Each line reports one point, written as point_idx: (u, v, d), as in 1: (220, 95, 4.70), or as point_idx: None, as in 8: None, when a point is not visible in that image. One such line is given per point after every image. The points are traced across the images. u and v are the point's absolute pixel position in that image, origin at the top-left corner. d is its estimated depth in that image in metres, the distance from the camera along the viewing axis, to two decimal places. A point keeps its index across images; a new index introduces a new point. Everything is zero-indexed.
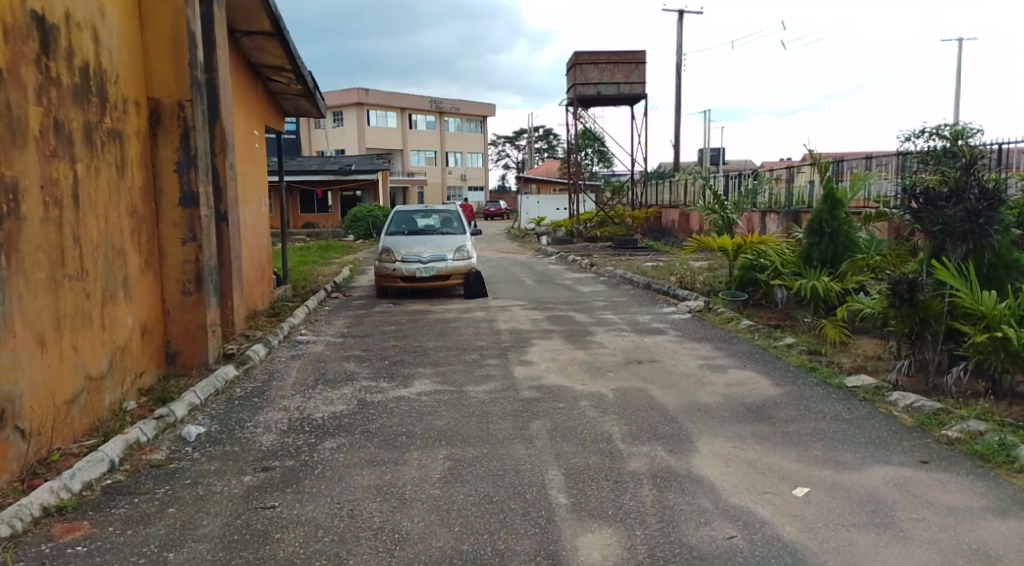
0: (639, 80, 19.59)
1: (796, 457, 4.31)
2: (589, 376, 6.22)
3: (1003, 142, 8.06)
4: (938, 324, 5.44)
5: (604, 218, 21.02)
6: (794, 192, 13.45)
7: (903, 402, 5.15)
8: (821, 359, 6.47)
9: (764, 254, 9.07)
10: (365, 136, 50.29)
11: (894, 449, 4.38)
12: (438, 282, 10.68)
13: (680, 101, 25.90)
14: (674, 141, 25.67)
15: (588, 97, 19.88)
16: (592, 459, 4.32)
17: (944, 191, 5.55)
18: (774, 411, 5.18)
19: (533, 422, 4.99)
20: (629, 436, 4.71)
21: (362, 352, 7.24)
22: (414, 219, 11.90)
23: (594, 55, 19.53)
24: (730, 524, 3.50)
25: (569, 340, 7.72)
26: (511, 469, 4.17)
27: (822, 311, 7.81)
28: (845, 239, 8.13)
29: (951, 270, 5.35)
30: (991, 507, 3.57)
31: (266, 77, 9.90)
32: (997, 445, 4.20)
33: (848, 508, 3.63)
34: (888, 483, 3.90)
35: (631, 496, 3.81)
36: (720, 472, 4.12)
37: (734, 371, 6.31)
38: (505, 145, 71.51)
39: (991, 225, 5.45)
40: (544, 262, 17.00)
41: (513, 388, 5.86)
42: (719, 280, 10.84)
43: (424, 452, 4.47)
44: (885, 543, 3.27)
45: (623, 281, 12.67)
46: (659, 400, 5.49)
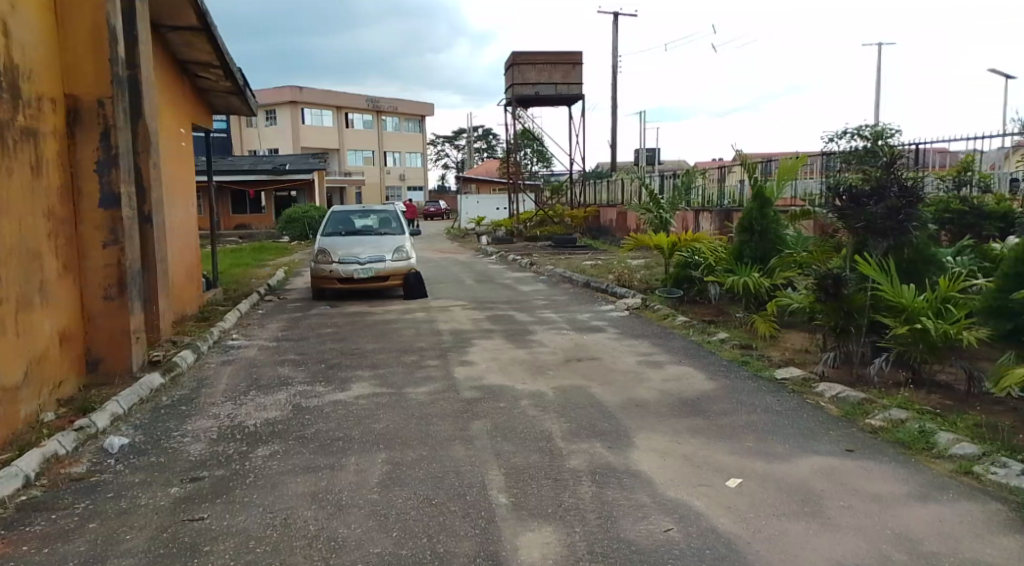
0: (576, 81, 19.80)
1: (729, 449, 4.42)
2: (530, 375, 6.22)
3: (920, 142, 8.41)
4: (862, 318, 5.66)
5: (543, 217, 21.10)
6: (726, 191, 13.84)
7: (830, 393, 5.35)
8: (753, 353, 6.67)
9: (699, 251, 9.27)
10: (300, 135, 49.18)
11: (822, 439, 4.54)
12: (376, 283, 10.52)
13: (616, 101, 26.19)
14: (611, 141, 26.06)
15: (526, 98, 19.93)
16: (532, 458, 4.33)
17: (867, 189, 5.79)
18: (709, 405, 5.30)
19: (473, 423, 4.96)
20: (569, 434, 4.73)
21: (297, 356, 7.06)
22: (351, 219, 11.70)
23: (531, 56, 19.66)
24: (667, 517, 3.56)
25: (509, 339, 7.73)
26: (451, 471, 4.14)
27: (753, 306, 8.03)
28: (774, 236, 8.40)
29: (874, 265, 5.60)
30: (913, 492, 3.74)
31: (193, 73, 9.56)
32: (917, 433, 4.40)
33: (778, 498, 3.74)
34: (817, 472, 4.04)
35: (571, 493, 3.83)
36: (656, 467, 4.19)
37: (670, 367, 6.43)
38: (443, 145, 71.10)
39: (911, 222, 5.71)
40: (485, 262, 16.98)
41: (453, 389, 5.81)
42: (656, 278, 11.05)
43: (361, 456, 4.39)
44: (814, 531, 3.38)
45: (562, 280, 12.76)
46: (599, 397, 5.55)
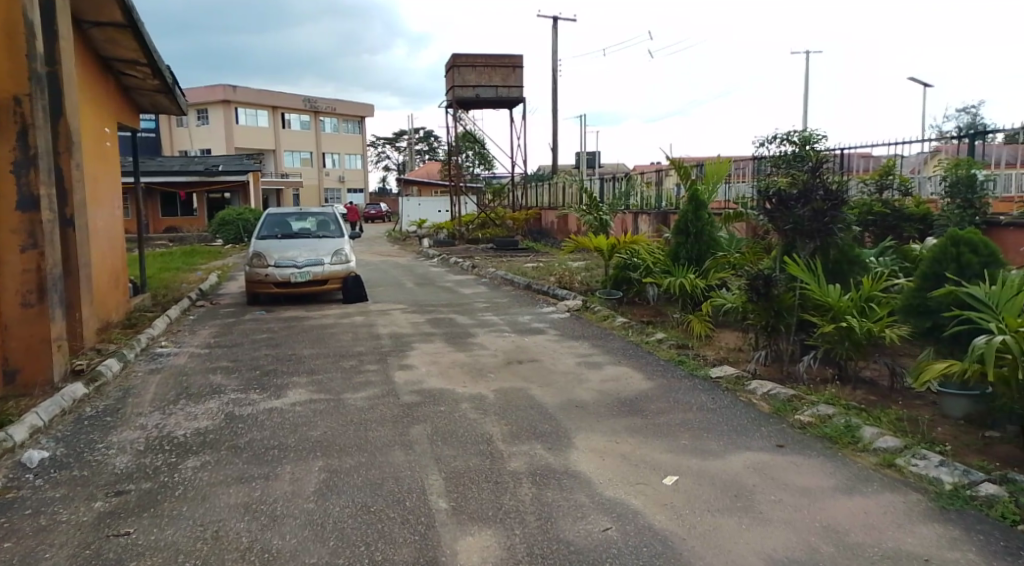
0: (516, 83, 19.89)
1: (665, 447, 4.50)
2: (470, 378, 6.21)
3: (844, 148, 8.76)
4: (791, 317, 5.85)
5: (485, 220, 21.10)
6: (663, 194, 14.13)
7: (761, 390, 5.51)
8: (688, 352, 6.82)
9: (637, 254, 9.42)
10: (234, 135, 47.87)
11: (754, 435, 4.67)
12: (314, 287, 10.32)
13: (556, 104, 26.39)
14: (552, 144, 26.27)
15: (467, 100, 19.89)
16: (473, 461, 4.32)
17: (794, 192, 6.01)
18: (646, 404, 5.39)
19: (413, 427, 4.92)
20: (509, 436, 4.74)
21: (230, 363, 6.86)
22: (287, 222, 11.45)
23: (471, 58, 19.64)
24: (606, 516, 3.60)
25: (451, 342, 7.69)
26: (390, 477, 4.08)
27: (689, 307, 8.21)
28: (708, 238, 8.62)
29: (802, 265, 5.81)
30: (839, 485, 3.89)
31: (118, 71, 9.19)
32: (843, 427, 4.58)
33: (712, 494, 3.83)
34: (749, 467, 4.16)
35: (511, 496, 3.84)
36: (596, 466, 4.23)
37: (609, 367, 6.52)
38: (383, 146, 70.32)
39: (836, 224, 5.95)
40: (426, 264, 16.86)
41: (393, 393, 5.75)
42: (595, 280, 11.19)
43: (297, 465, 4.29)
44: (746, 526, 3.47)
45: (504, 282, 12.79)
46: (539, 399, 5.57)
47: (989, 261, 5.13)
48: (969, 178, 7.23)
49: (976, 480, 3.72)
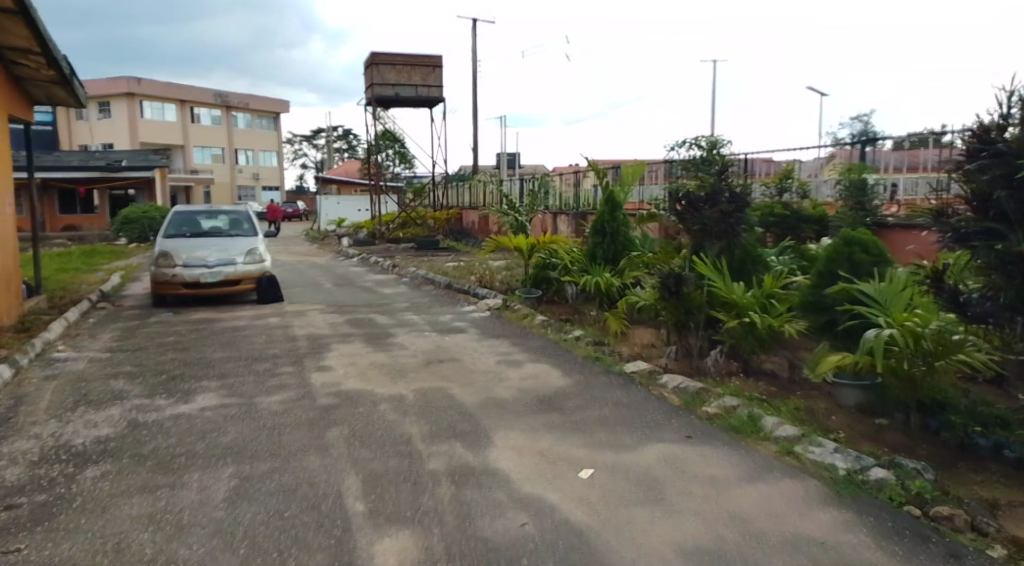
0: (436, 83, 19.81)
1: (582, 442, 4.60)
2: (389, 379, 6.14)
3: (749, 152, 9.16)
4: (699, 314, 6.09)
5: (405, 219, 20.89)
6: (582, 195, 14.37)
7: (672, 384, 5.71)
8: (604, 349, 6.98)
9: (556, 253, 9.54)
10: (139, 129, 45.58)
11: (664, 428, 4.83)
12: (225, 288, 9.96)
13: (476, 104, 26.41)
14: (473, 144, 26.27)
15: (386, 98, 19.64)
16: (391, 462, 4.28)
17: (702, 195, 6.26)
18: (564, 401, 5.49)
19: (329, 430, 4.83)
20: (428, 436, 4.72)
21: (133, 368, 6.53)
22: (196, 220, 11.01)
23: (390, 56, 19.40)
24: (523, 512, 3.65)
25: (369, 343, 7.59)
26: (304, 482, 4.00)
27: (606, 305, 8.40)
28: (623, 238, 8.83)
29: (709, 264, 6.06)
30: (743, 473, 4.08)
31: (8, 60, 8.60)
32: (747, 418, 4.80)
33: (625, 486, 3.94)
34: (660, 459, 4.31)
35: (429, 496, 3.83)
36: (514, 463, 4.28)
37: (528, 365, 6.59)
38: (300, 143, 68.53)
39: (740, 225, 6.24)
40: (345, 264, 16.55)
41: (309, 396, 5.62)
42: (516, 279, 11.28)
43: (206, 472, 4.15)
44: (657, 516, 3.59)
45: (424, 281, 12.71)
46: (458, 398, 5.57)
47: (878, 260, 5.51)
48: (862, 182, 7.78)
49: (867, 466, 3.97)
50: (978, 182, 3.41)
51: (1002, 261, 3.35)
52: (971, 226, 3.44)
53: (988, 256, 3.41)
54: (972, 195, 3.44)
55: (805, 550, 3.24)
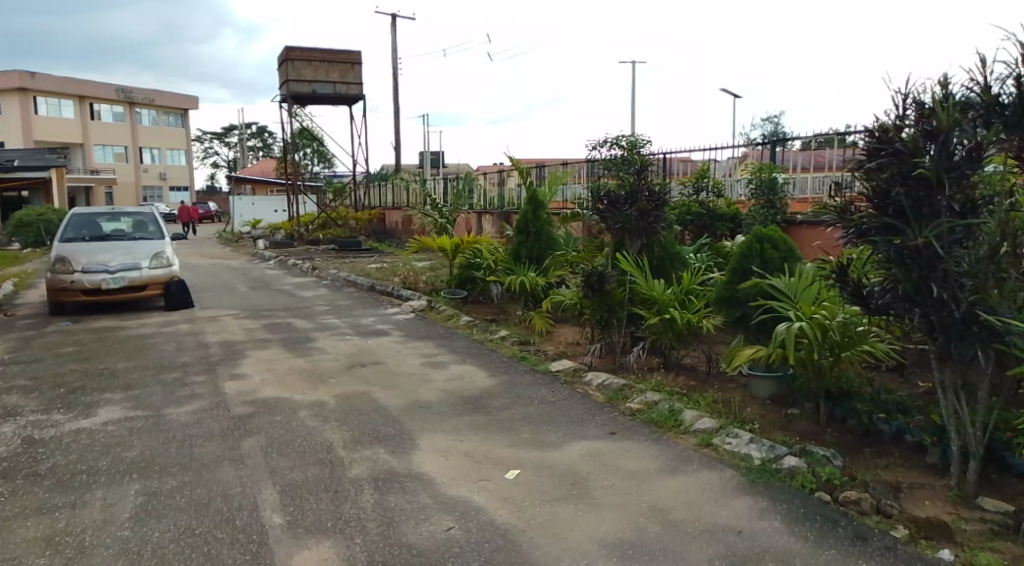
0: (355, 80, 19.44)
1: (507, 442, 4.58)
2: (309, 385, 5.95)
3: (667, 152, 9.39)
4: (621, 311, 6.19)
5: (325, 220, 20.40)
6: (505, 195, 14.40)
7: (595, 381, 5.78)
8: (529, 348, 6.99)
9: (480, 253, 9.51)
10: (34, 126, 42.77)
11: (589, 425, 4.87)
12: (131, 294, 9.45)
13: (397, 103, 26.09)
14: (394, 143, 25.94)
15: (303, 96, 19.11)
16: (310, 471, 4.14)
17: (622, 194, 6.37)
18: (489, 401, 5.46)
19: (245, 440, 4.63)
20: (350, 442, 4.60)
21: (28, 381, 6.09)
22: (97, 223, 10.39)
23: (306, 52, 18.89)
24: (448, 515, 3.59)
25: (288, 348, 7.35)
26: (218, 495, 3.82)
27: (530, 304, 8.43)
28: (547, 237, 8.89)
29: (631, 262, 6.16)
30: (664, 466, 4.15)
31: None
32: (667, 412, 4.90)
33: (551, 484, 3.94)
34: (584, 456, 4.33)
35: (351, 504, 3.72)
36: (439, 467, 4.21)
37: (453, 366, 6.52)
38: (213, 142, 65.98)
39: (659, 223, 6.39)
40: (262, 267, 15.99)
41: (223, 405, 5.38)
42: (440, 279, 11.18)
43: (110, 489, 3.90)
44: (582, 512, 3.61)
45: (346, 283, 12.43)
46: (382, 401, 5.46)
47: (787, 256, 5.74)
48: (770, 180, 8.09)
49: (780, 454, 4.11)
50: (877, 180, 3.56)
51: (901, 255, 3.51)
52: (871, 221, 3.61)
53: (887, 250, 3.56)
54: (872, 192, 3.59)
55: (724, 539, 3.31)
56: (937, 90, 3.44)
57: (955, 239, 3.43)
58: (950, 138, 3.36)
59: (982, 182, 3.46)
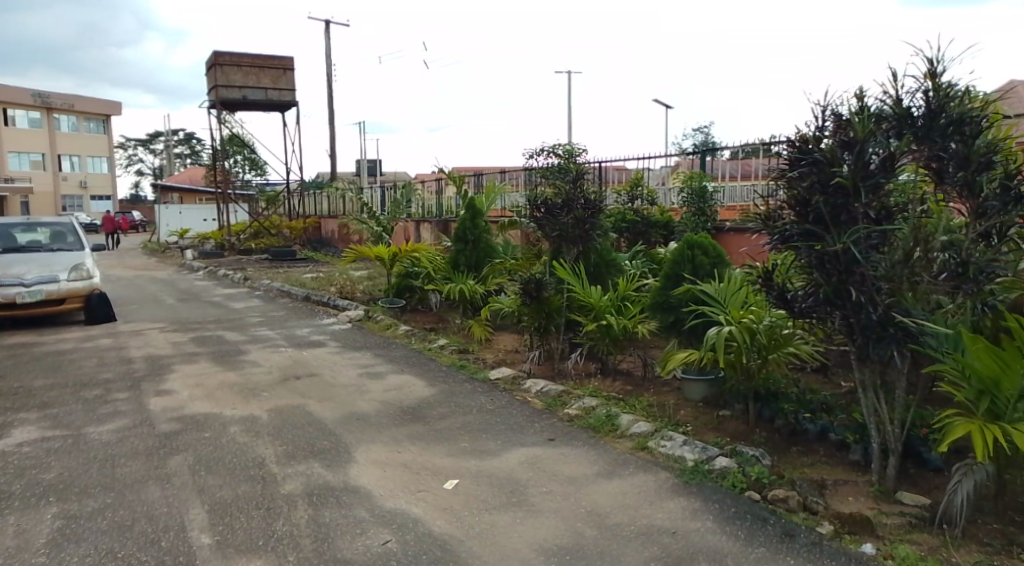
0: (287, 86, 19.07)
1: (446, 452, 4.55)
2: (241, 399, 5.78)
3: (602, 161, 9.54)
4: (559, 317, 6.23)
5: (258, 229, 19.88)
6: (444, 203, 14.36)
7: (534, 388, 5.80)
8: (468, 357, 6.97)
9: (418, 261, 9.44)
10: None
11: (527, 432, 4.89)
12: (48, 308, 8.99)
13: (332, 110, 25.72)
14: (329, 151, 25.55)
15: (233, 102, 18.63)
16: (242, 488, 4.01)
17: (558, 202, 6.42)
18: (427, 411, 5.41)
19: (171, 458, 4.46)
20: (283, 457, 4.48)
21: None
22: (11, 234, 9.85)
23: (236, 57, 18.43)
24: (385, 528, 3.53)
25: (218, 361, 7.12)
26: (142, 516, 3.66)
27: (469, 312, 8.41)
28: (485, 245, 8.89)
29: (568, 269, 6.22)
30: (602, 471, 4.20)
31: None
32: (605, 417, 4.96)
33: (490, 492, 3.93)
34: (523, 463, 4.34)
35: (284, 521, 3.62)
36: (375, 479, 4.15)
37: (391, 377, 6.44)
38: (138, 149, 63.56)
39: (595, 231, 6.49)
40: (191, 278, 15.45)
41: (148, 423, 5.16)
42: (377, 288, 11.04)
43: (23, 514, 3.68)
44: (521, 519, 3.61)
45: (280, 294, 12.13)
46: (317, 414, 5.34)
47: (717, 261, 5.90)
48: (700, 189, 8.36)
49: (712, 455, 4.22)
50: (798, 189, 3.71)
51: (821, 260, 3.67)
52: (793, 228, 3.75)
53: (809, 255, 3.71)
54: (793, 200, 3.74)
55: (659, 541, 3.37)
56: (854, 103, 3.59)
57: (872, 244, 3.58)
58: (865, 147, 3.51)
59: (897, 191, 3.65)
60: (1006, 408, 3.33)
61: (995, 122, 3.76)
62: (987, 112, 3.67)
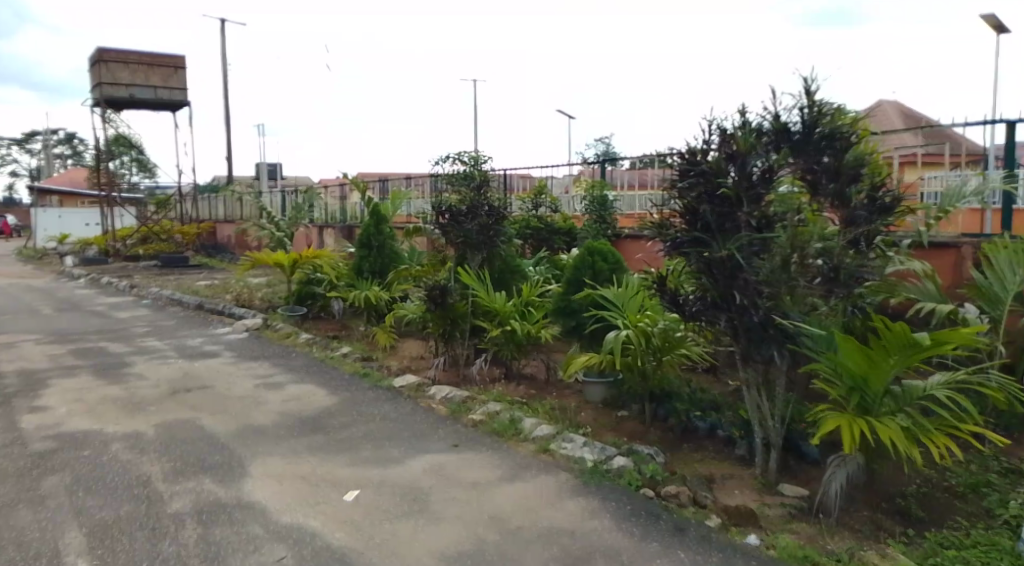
0: (178, 85, 18.23)
1: (346, 462, 4.47)
2: (125, 414, 5.46)
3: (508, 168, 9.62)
4: (465, 323, 6.25)
5: (147, 234, 18.84)
6: (348, 208, 14.11)
7: (439, 394, 5.79)
8: (372, 365, 6.86)
9: (320, 268, 9.24)
10: None
11: (431, 439, 4.86)
12: None
13: (228, 111, 24.76)
14: (225, 153, 24.56)
15: (119, 100, 17.62)
16: (125, 509, 3.80)
17: (463, 208, 6.46)
18: (328, 421, 5.29)
19: (46, 480, 4.16)
20: (172, 474, 4.27)
21: None
22: None
23: (121, 53, 17.47)
24: (280, 544, 3.43)
25: (100, 375, 6.69)
26: (11, 543, 3.39)
27: (374, 319, 8.29)
28: (390, 251, 8.80)
29: (472, 275, 6.25)
30: (503, 475, 4.24)
31: None
32: (508, 421, 5.01)
33: (390, 502, 3.89)
34: (425, 470, 4.32)
35: (170, 541, 3.44)
36: (271, 493, 4.02)
37: (290, 387, 6.25)
38: (12, 147, 58.92)
39: (499, 238, 6.56)
40: (71, 286, 14.45)
41: (19, 442, 4.79)
42: (277, 296, 10.69)
43: None
44: (421, 528, 3.59)
45: (171, 302, 11.53)
46: (209, 428, 5.12)
47: (616, 267, 6.07)
48: (602, 197, 8.60)
49: (610, 455, 4.34)
50: (687, 198, 3.91)
51: (708, 266, 3.85)
52: (683, 236, 3.93)
53: (698, 260, 3.90)
54: (683, 209, 3.94)
55: (558, 542, 3.43)
56: (737, 118, 3.79)
57: (754, 251, 3.80)
58: (747, 160, 3.74)
59: (777, 202, 3.82)
60: (874, 402, 3.63)
61: (862, 139, 3.89)
62: (856, 129, 3.84)
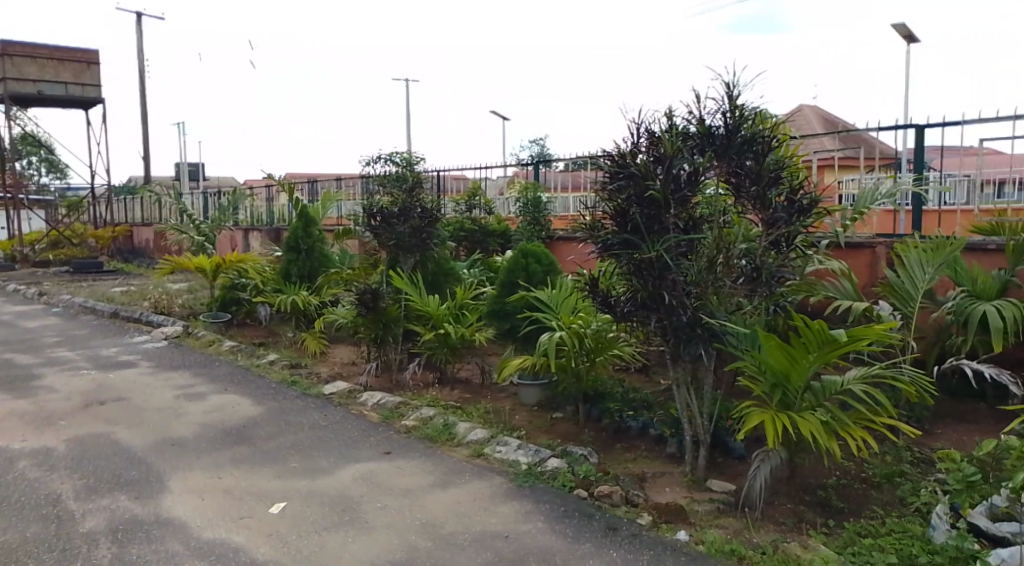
0: (91, 82, 17.37)
1: (273, 473, 4.32)
2: (32, 430, 5.13)
3: (440, 170, 9.53)
4: (397, 327, 6.15)
5: (57, 238, 17.86)
6: (275, 211, 13.73)
7: (370, 401, 5.67)
8: (300, 372, 6.67)
9: (245, 273, 8.95)
10: None
11: (362, 446, 4.76)
12: None
13: (146, 110, 23.75)
14: (144, 153, 23.55)
15: (25, 97, 16.66)
16: (31, 531, 3.56)
17: (395, 210, 6.35)
18: (254, 431, 5.11)
19: None
20: (84, 492, 4.03)
21: None
22: None
23: (28, 47, 16.53)
24: (202, 561, 3.28)
25: (4, 389, 6.27)
26: None
27: (303, 325, 8.07)
28: (319, 254, 8.59)
29: (405, 278, 6.14)
30: (437, 481, 4.18)
31: None
32: (441, 426, 4.95)
33: (320, 513, 3.78)
34: (355, 479, 4.22)
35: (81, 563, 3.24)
36: (192, 508, 3.85)
37: (213, 397, 6.01)
38: None
39: (432, 240, 6.50)
40: None
41: None
42: (199, 302, 10.29)
43: None
44: (352, 538, 3.50)
45: (84, 310, 10.94)
46: (126, 442, 4.87)
47: (549, 269, 6.10)
48: (535, 200, 8.64)
49: (544, 458, 4.34)
50: (618, 200, 3.95)
51: (638, 267, 3.91)
52: (614, 238, 3.97)
53: (628, 262, 3.95)
54: (614, 211, 3.98)
55: (492, 546, 3.40)
56: (664, 121, 3.87)
57: (681, 252, 3.89)
58: (674, 163, 3.83)
59: (703, 204, 3.96)
60: (795, 398, 3.74)
61: (785, 143, 3.93)
62: (776, 133, 3.85)
